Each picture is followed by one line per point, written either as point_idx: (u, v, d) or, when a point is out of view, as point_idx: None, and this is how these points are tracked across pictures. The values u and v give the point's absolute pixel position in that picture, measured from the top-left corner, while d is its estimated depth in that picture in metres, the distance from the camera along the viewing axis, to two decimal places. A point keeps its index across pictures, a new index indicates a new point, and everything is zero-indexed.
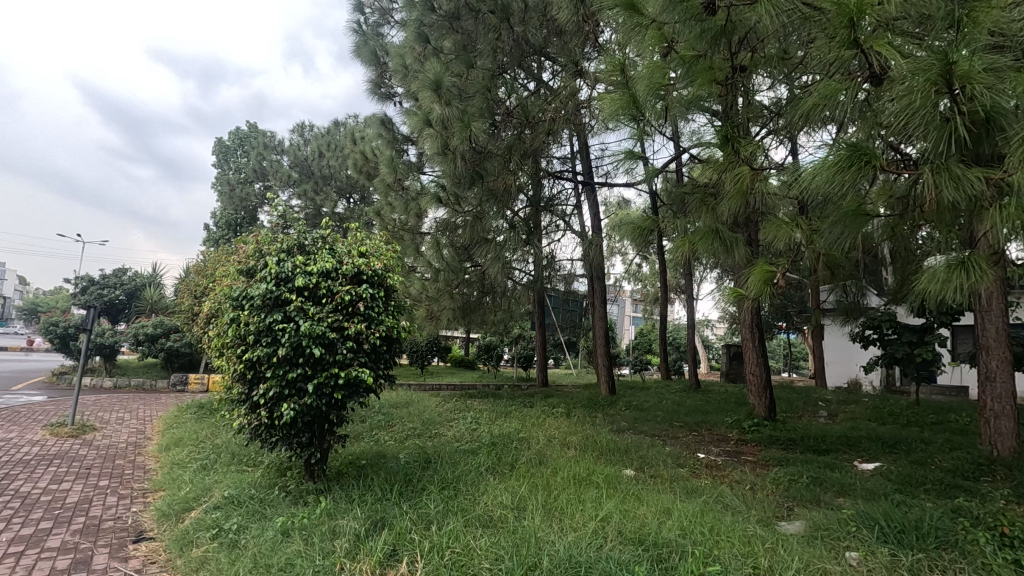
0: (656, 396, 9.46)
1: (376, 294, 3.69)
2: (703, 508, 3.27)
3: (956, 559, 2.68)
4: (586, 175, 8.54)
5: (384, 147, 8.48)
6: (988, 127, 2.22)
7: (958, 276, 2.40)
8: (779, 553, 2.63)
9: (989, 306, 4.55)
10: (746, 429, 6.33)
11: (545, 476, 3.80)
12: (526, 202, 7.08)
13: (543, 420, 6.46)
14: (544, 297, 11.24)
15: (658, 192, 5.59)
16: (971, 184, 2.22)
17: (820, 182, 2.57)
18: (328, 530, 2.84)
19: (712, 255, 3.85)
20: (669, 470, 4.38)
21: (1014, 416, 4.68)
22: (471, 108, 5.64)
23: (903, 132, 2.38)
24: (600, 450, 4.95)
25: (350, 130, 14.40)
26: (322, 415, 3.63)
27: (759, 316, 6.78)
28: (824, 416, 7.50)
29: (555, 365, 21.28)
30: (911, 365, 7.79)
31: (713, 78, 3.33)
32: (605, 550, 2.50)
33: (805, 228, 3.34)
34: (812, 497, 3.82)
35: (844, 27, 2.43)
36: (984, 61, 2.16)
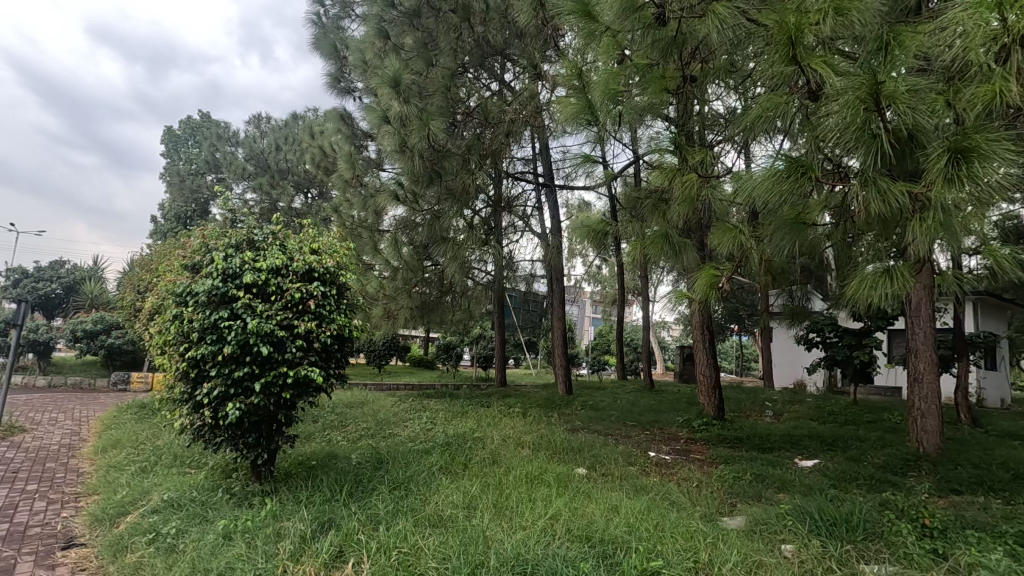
0: (611, 396, 9.64)
1: (328, 292, 3.63)
2: (649, 506, 3.36)
3: (881, 549, 2.85)
4: (548, 177, 8.62)
5: (343, 143, 8.34)
6: (910, 144, 2.37)
7: (885, 283, 2.57)
8: (719, 547, 2.73)
9: (919, 312, 4.85)
10: (695, 428, 6.52)
11: (498, 476, 3.82)
12: (487, 203, 7.12)
13: (499, 420, 6.47)
14: (504, 297, 11.29)
15: (616, 196, 5.70)
16: (895, 198, 2.38)
17: (760, 191, 2.73)
18: (273, 533, 2.78)
19: (663, 259, 3.98)
20: (620, 469, 4.47)
21: (938, 416, 5.00)
22: (431, 107, 5.62)
23: (836, 147, 2.53)
24: (554, 449, 5.01)
25: (309, 124, 14.11)
26: (270, 415, 3.55)
27: (709, 319, 7.00)
28: (769, 415, 7.79)
29: (514, 366, 21.43)
30: (850, 367, 8.19)
31: (665, 87, 3.51)
32: (551, 547, 2.55)
33: (750, 235, 3.48)
34: (754, 493, 3.97)
35: (784, 44, 2.58)
36: (907, 83, 2.31)
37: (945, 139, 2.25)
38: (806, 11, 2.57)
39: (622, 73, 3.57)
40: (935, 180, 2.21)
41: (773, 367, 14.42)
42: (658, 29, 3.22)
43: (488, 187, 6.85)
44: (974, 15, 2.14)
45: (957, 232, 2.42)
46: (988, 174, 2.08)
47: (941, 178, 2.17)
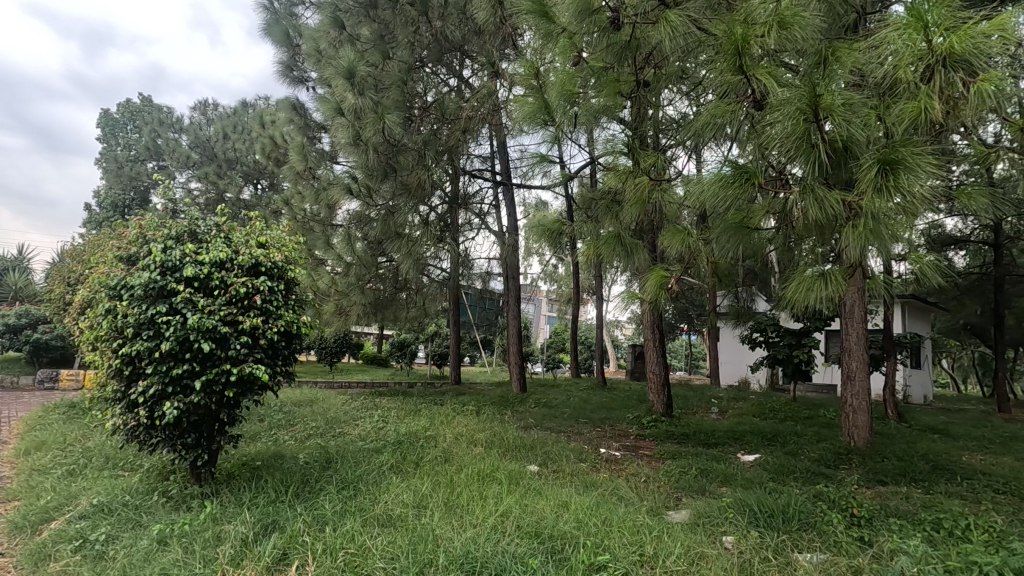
0: (564, 393, 9.76)
1: (276, 287, 3.51)
2: (598, 501, 3.42)
3: (813, 538, 3.01)
4: (505, 176, 8.64)
5: (295, 134, 8.11)
6: (845, 154, 2.50)
7: (821, 286, 2.71)
8: (664, 540, 2.81)
9: (852, 314, 5.14)
10: (644, 424, 6.69)
11: (449, 474, 3.80)
12: (443, 200, 7.06)
13: (453, 418, 6.44)
14: (459, 295, 11.25)
15: (572, 196, 5.76)
16: (831, 206, 2.51)
17: (707, 196, 2.83)
18: (212, 536, 2.67)
19: (616, 260, 4.06)
20: (571, 465, 4.54)
21: (868, 412, 5.30)
22: (387, 100, 5.54)
23: (779, 155, 2.65)
24: (506, 446, 5.04)
25: (259, 113, 13.63)
26: (211, 415, 3.42)
27: (659, 318, 7.19)
28: (714, 412, 8.09)
29: (470, 364, 21.40)
30: (790, 365, 8.60)
31: (618, 90, 3.62)
32: (500, 544, 2.56)
33: (699, 237, 3.60)
34: (698, 487, 4.11)
35: (732, 54, 2.68)
36: (843, 97, 2.45)
37: (876, 151, 2.39)
38: (752, 24, 2.68)
39: (577, 75, 3.64)
40: (866, 190, 2.35)
41: (719, 365, 14.94)
42: (613, 33, 3.29)
43: (444, 184, 6.80)
44: (903, 36, 2.28)
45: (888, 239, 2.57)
46: (913, 185, 2.22)
47: (871, 188, 2.31)
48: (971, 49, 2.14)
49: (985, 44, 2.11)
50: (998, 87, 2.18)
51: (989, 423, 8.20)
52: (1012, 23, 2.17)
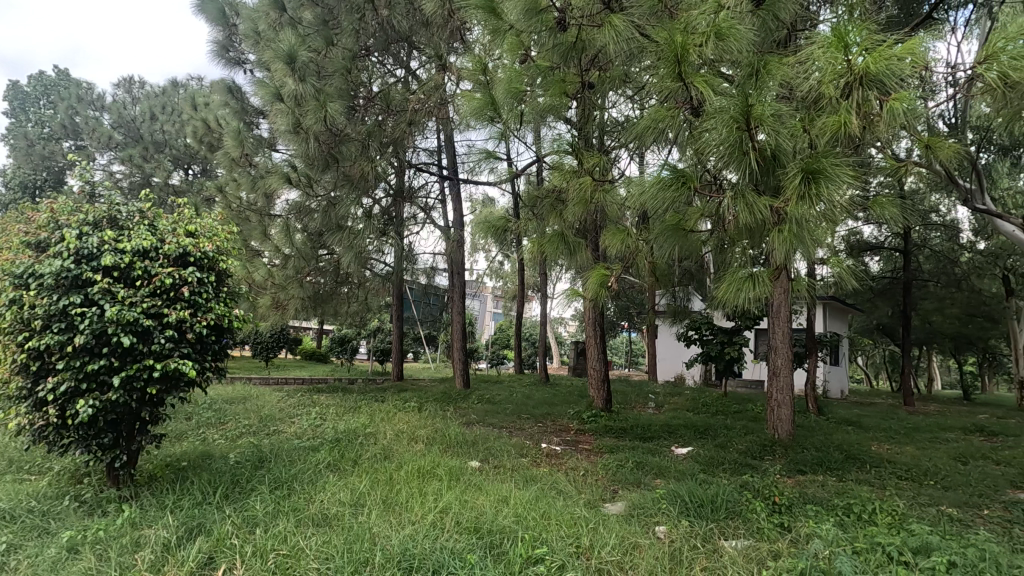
0: (507, 389, 9.83)
1: (206, 279, 3.35)
2: (537, 495, 3.47)
3: (739, 525, 3.18)
4: (452, 172, 8.59)
5: (231, 118, 7.74)
6: (773, 163, 2.65)
7: (749, 287, 2.86)
8: (600, 532, 2.89)
9: (779, 314, 5.45)
10: (585, 419, 6.84)
11: (389, 471, 3.75)
12: (388, 193, 6.94)
13: (393, 415, 6.35)
14: (403, 290, 11.08)
15: (519, 194, 5.79)
16: (759, 211, 2.65)
17: (647, 198, 2.93)
18: (130, 542, 2.51)
19: (559, 258, 4.12)
20: (512, 460, 4.58)
21: (791, 406, 5.64)
22: (329, 87, 5.36)
23: (713, 160, 2.76)
24: (448, 443, 5.01)
25: (191, 94, 12.89)
26: (132, 413, 3.21)
27: (601, 316, 7.37)
28: (651, 407, 8.38)
29: (413, 360, 21.15)
30: (722, 362, 9.03)
31: (564, 90, 3.68)
32: (439, 540, 2.56)
33: (638, 238, 3.71)
34: (634, 479, 4.25)
35: (672, 60, 2.77)
36: (772, 108, 2.59)
37: (801, 161, 2.54)
38: (691, 33, 2.79)
39: (524, 73, 3.68)
40: (791, 197, 2.49)
41: (657, 362, 15.47)
42: (559, 33, 3.35)
43: (389, 177, 6.67)
44: (827, 54, 2.45)
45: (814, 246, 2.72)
46: (832, 194, 2.38)
47: (795, 196, 2.46)
48: (884, 70, 2.32)
49: (896, 66, 2.29)
50: (907, 106, 2.38)
51: (895, 415, 8.91)
52: (920, 47, 2.37)
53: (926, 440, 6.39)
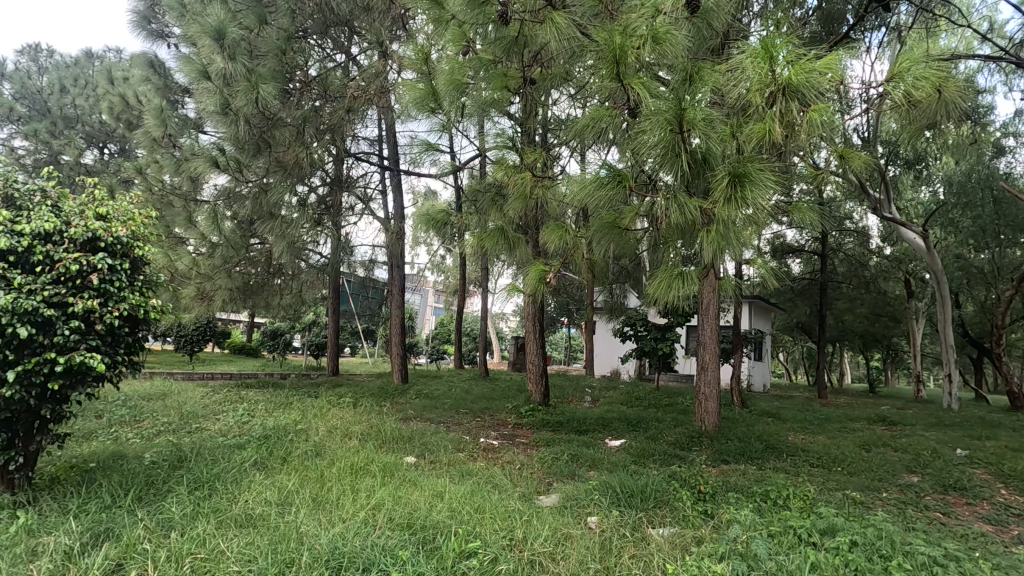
0: (445, 384, 9.77)
1: (118, 266, 3.08)
2: (472, 489, 3.48)
3: (666, 513, 3.31)
4: (393, 162, 8.40)
5: (153, 94, 7.24)
6: (704, 166, 2.76)
7: (679, 284, 2.97)
8: (533, 524, 2.92)
9: (708, 312, 5.71)
10: (522, 413, 6.92)
11: (319, 468, 3.63)
12: (325, 181, 6.71)
13: (327, 410, 6.16)
14: (340, 282, 10.77)
15: (461, 186, 5.75)
16: (690, 212, 2.76)
17: (585, 195, 2.99)
18: (26, 550, 2.31)
19: (499, 253, 4.13)
20: (448, 455, 4.56)
21: (717, 399, 5.93)
22: (262, 68, 5.12)
23: (649, 161, 2.84)
24: (383, 438, 4.93)
25: (108, 67, 11.96)
26: (30, 410, 2.95)
27: (540, 312, 7.46)
28: (587, 400, 8.57)
29: (350, 355, 20.64)
30: (655, 357, 9.37)
31: (506, 85, 3.64)
32: (370, 538, 2.50)
33: (576, 234, 3.77)
34: (569, 471, 4.34)
35: (612, 61, 2.83)
36: (704, 112, 2.69)
37: (728, 165, 2.66)
38: (630, 36, 2.85)
39: (466, 65, 3.65)
40: (719, 199, 2.61)
41: (594, 357, 15.84)
42: (502, 26, 3.37)
43: (326, 165, 6.45)
44: (755, 63, 2.56)
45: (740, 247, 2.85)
46: (755, 197, 2.51)
47: (723, 198, 2.57)
48: (805, 81, 2.47)
49: (815, 79, 2.45)
50: (824, 117, 2.54)
51: (809, 407, 9.58)
52: (836, 63, 2.54)
53: (836, 429, 6.89)
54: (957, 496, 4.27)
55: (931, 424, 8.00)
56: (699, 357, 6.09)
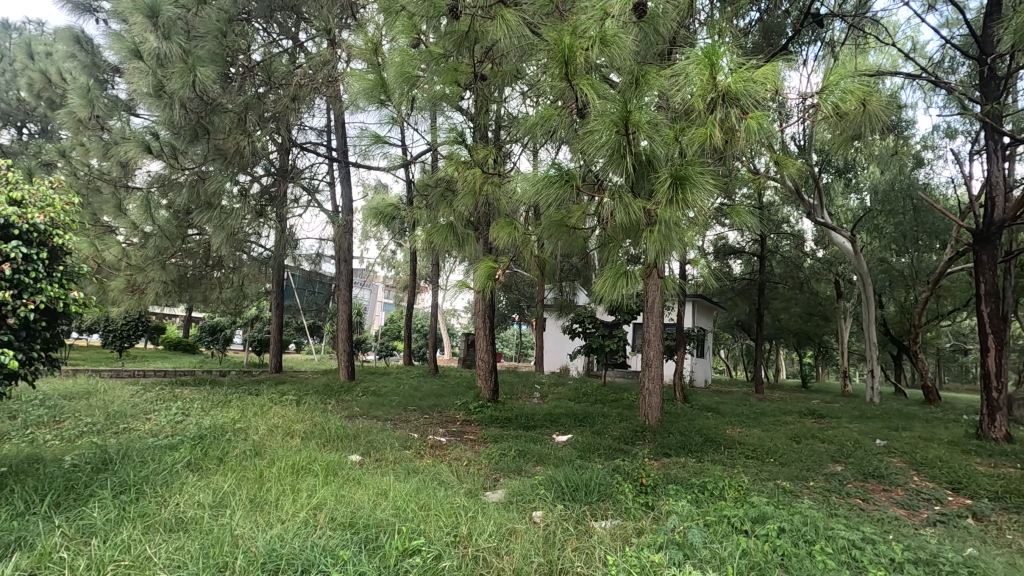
0: (394, 381, 9.65)
1: (34, 255, 2.86)
2: (418, 486, 3.46)
3: (608, 506, 3.40)
4: (342, 154, 8.19)
5: (79, 72, 6.77)
6: (648, 167, 2.84)
7: (622, 283, 3.04)
8: (479, 520, 2.93)
9: (653, 310, 5.90)
10: (471, 410, 6.91)
11: (257, 469, 3.50)
12: (269, 172, 6.47)
13: (268, 409, 5.94)
14: (285, 276, 10.44)
15: (412, 180, 5.68)
16: (634, 212, 2.83)
17: (534, 193, 3.03)
18: None
19: (447, 249, 4.11)
20: (394, 453, 4.50)
21: (659, 395, 6.12)
22: (200, 50, 4.88)
23: (594, 162, 2.91)
24: (327, 437, 4.81)
25: (28, 40, 11.08)
26: None
27: (490, 308, 7.48)
28: (536, 396, 8.65)
29: (295, 351, 20.01)
30: (602, 353, 9.57)
31: (456, 79, 3.58)
32: (310, 538, 2.44)
33: (525, 232, 3.80)
34: (516, 467, 4.37)
35: (560, 61, 2.87)
36: (649, 115, 2.77)
37: (671, 167, 2.75)
38: (579, 37, 2.90)
39: (417, 57, 3.62)
40: (661, 201, 2.69)
41: (544, 354, 15.98)
42: (453, 20, 3.35)
43: (271, 155, 6.22)
44: (697, 69, 2.65)
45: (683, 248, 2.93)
46: (694, 199, 2.60)
47: (665, 199, 2.66)
48: (743, 89, 2.57)
49: (753, 88, 2.57)
50: (760, 124, 2.67)
51: (747, 402, 10.02)
52: (773, 73, 2.66)
53: (769, 423, 7.25)
54: (876, 484, 4.59)
55: (855, 416, 8.54)
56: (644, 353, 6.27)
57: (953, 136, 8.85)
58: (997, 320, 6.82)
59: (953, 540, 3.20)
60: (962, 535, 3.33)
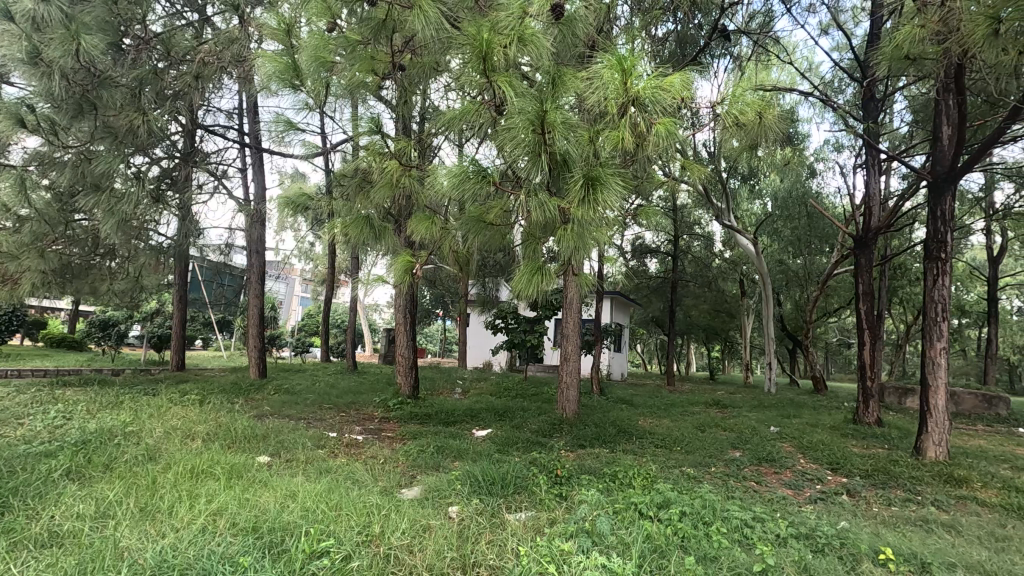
0: (309, 378, 9.25)
1: None
2: (330, 486, 3.34)
3: (524, 498, 3.46)
4: (254, 139, 7.72)
5: None
6: (563, 167, 2.90)
7: (537, 279, 3.08)
8: (392, 518, 2.88)
9: (570, 305, 6.08)
10: (390, 406, 6.79)
11: (149, 475, 3.24)
12: (170, 155, 5.97)
13: (166, 410, 5.52)
14: (190, 266, 9.75)
15: (331, 170, 5.48)
16: (549, 211, 2.89)
17: (451, 188, 3.01)
18: None
19: (363, 242, 4.00)
20: (306, 453, 4.32)
21: (577, 387, 6.31)
22: (86, 16, 4.43)
23: (511, 159, 2.94)
24: (232, 438, 4.54)
25: None
26: None
27: (411, 302, 7.39)
28: (458, 392, 8.65)
29: (202, 347, 18.73)
30: (524, 348, 9.71)
31: (373, 68, 3.48)
32: (207, 546, 2.30)
33: (443, 228, 3.76)
34: (434, 463, 4.34)
35: (479, 57, 2.87)
36: (564, 115, 2.83)
37: (584, 167, 2.83)
38: (498, 33, 2.90)
39: (331, 43, 3.49)
40: (574, 200, 2.76)
41: (467, 349, 15.94)
42: (370, 8, 3.25)
43: (173, 137, 5.75)
44: (610, 73, 2.72)
45: (595, 247, 3.02)
46: (605, 200, 2.69)
47: (578, 199, 2.73)
48: (651, 95, 2.68)
49: (660, 96, 2.66)
50: (668, 130, 2.80)
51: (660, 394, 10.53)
52: (680, 81, 2.79)
53: (678, 413, 7.67)
54: (769, 467, 4.99)
55: (753, 405, 9.25)
56: (562, 347, 6.43)
57: (841, 150, 9.77)
58: (871, 318, 7.62)
59: (830, 515, 3.55)
60: (837, 510, 3.70)
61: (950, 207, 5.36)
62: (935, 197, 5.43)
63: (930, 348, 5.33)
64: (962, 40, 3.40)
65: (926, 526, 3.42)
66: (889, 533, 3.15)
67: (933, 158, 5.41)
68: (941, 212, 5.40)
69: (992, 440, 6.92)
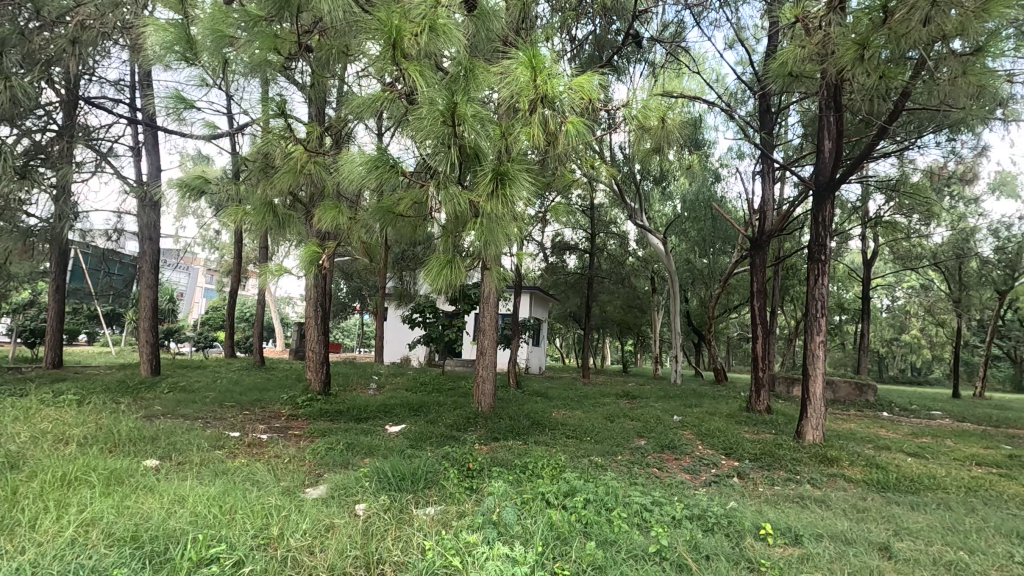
0: (210, 375, 8.59)
1: None
2: (225, 489, 3.14)
3: (433, 493, 3.44)
4: (146, 115, 7.07)
5: None
6: (473, 160, 2.90)
7: (447, 271, 3.05)
8: (291, 518, 2.76)
9: (488, 300, 6.11)
10: (299, 403, 6.51)
11: (8, 485, 2.89)
12: (43, 127, 5.35)
13: (38, 412, 4.95)
14: (71, 251, 8.81)
15: (235, 153, 5.14)
16: (458, 203, 2.87)
17: (358, 176, 2.92)
18: None
19: (266, 231, 3.79)
20: (202, 454, 4.04)
21: (493, 381, 6.35)
22: None
23: (421, 150, 2.90)
24: (115, 441, 4.15)
25: None
26: None
27: (323, 294, 7.10)
28: (373, 387, 8.45)
29: (87, 343, 17.01)
30: (441, 342, 9.63)
31: (276, 47, 3.30)
32: (75, 560, 2.09)
33: (352, 219, 3.64)
34: (342, 461, 4.21)
35: (389, 44, 2.81)
36: (475, 109, 2.82)
37: (493, 162, 2.84)
38: (409, 21, 2.84)
39: (232, 17, 3.27)
40: (483, 194, 2.77)
41: (384, 344, 15.58)
42: None
43: (45, 107, 5.15)
44: (520, 70, 2.74)
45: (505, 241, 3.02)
46: (513, 195, 2.72)
47: (487, 193, 2.74)
48: (558, 94, 2.73)
49: (567, 95, 2.72)
50: (577, 130, 2.86)
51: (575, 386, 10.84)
52: (588, 82, 2.85)
53: (591, 405, 7.94)
54: (669, 454, 5.29)
55: (660, 396, 9.75)
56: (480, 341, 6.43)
57: (742, 158, 10.50)
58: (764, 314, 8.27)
59: (721, 496, 3.82)
60: (728, 492, 3.99)
61: (829, 214, 5.93)
62: (817, 205, 5.96)
63: (810, 340, 5.87)
64: (838, 62, 3.77)
65: (801, 502, 3.78)
66: (771, 510, 3.44)
67: (817, 169, 5.94)
68: (822, 218, 5.94)
69: (860, 424, 7.77)
